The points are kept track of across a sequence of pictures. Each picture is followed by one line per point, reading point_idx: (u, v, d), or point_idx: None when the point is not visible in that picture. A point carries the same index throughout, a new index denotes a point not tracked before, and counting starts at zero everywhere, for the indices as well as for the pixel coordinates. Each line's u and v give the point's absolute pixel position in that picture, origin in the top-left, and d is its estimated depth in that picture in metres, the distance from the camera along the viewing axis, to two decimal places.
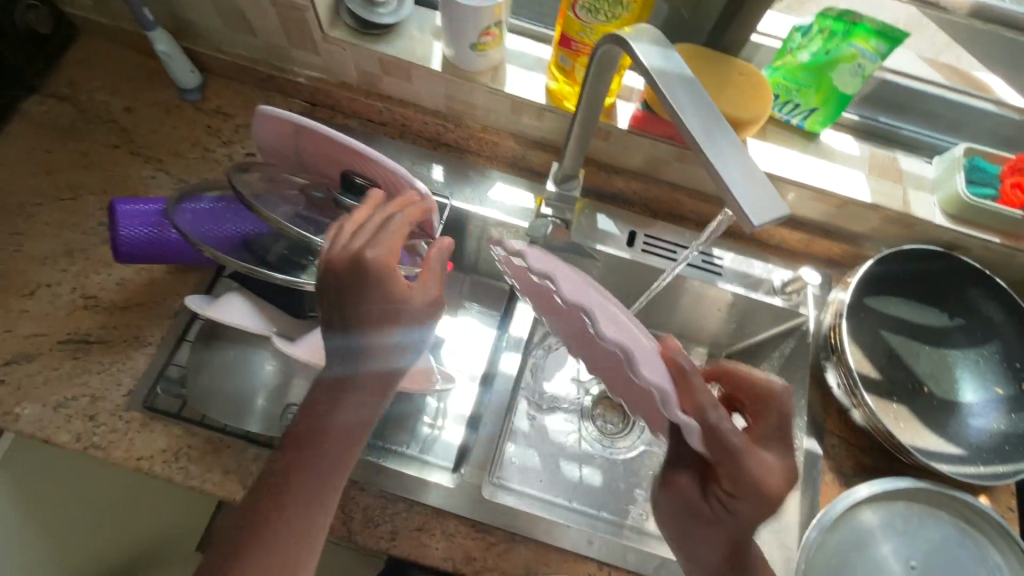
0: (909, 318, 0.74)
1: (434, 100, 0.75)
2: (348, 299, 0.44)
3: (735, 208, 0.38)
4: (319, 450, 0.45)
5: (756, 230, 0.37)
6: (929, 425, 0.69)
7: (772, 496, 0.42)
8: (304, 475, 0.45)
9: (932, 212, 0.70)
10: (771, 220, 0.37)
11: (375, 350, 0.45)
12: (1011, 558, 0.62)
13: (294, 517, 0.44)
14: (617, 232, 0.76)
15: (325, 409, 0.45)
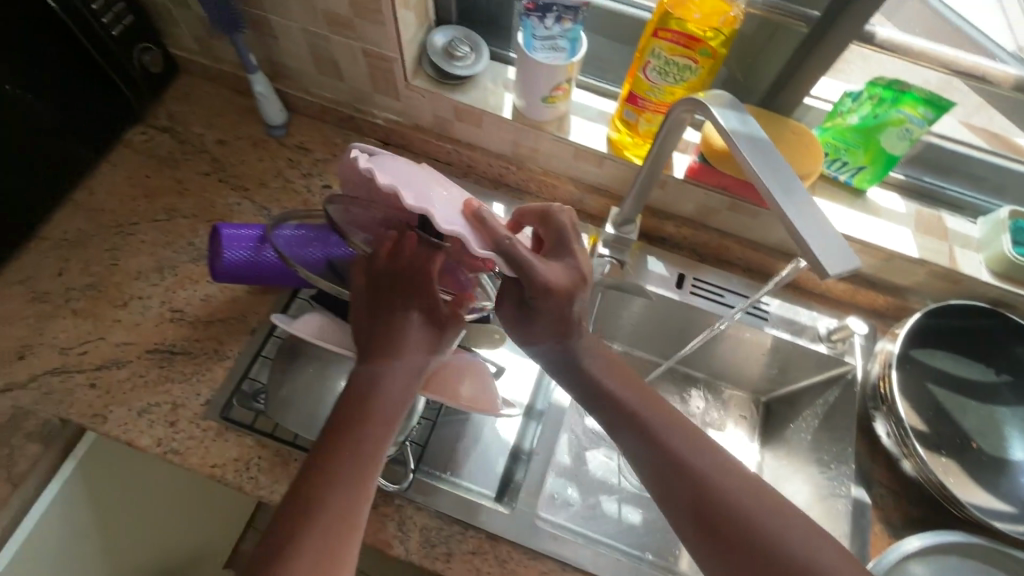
0: (956, 372, 0.75)
1: (500, 145, 0.81)
2: (388, 299, 0.52)
3: (809, 257, 0.41)
4: (360, 433, 0.48)
5: (829, 279, 0.41)
6: (978, 481, 0.70)
7: (560, 291, 0.53)
8: (345, 458, 0.47)
9: (979, 270, 0.72)
10: (842, 271, 0.41)
11: (411, 346, 0.51)
12: None
13: (334, 510, 0.46)
14: (666, 274, 0.80)
15: (365, 397, 0.49)
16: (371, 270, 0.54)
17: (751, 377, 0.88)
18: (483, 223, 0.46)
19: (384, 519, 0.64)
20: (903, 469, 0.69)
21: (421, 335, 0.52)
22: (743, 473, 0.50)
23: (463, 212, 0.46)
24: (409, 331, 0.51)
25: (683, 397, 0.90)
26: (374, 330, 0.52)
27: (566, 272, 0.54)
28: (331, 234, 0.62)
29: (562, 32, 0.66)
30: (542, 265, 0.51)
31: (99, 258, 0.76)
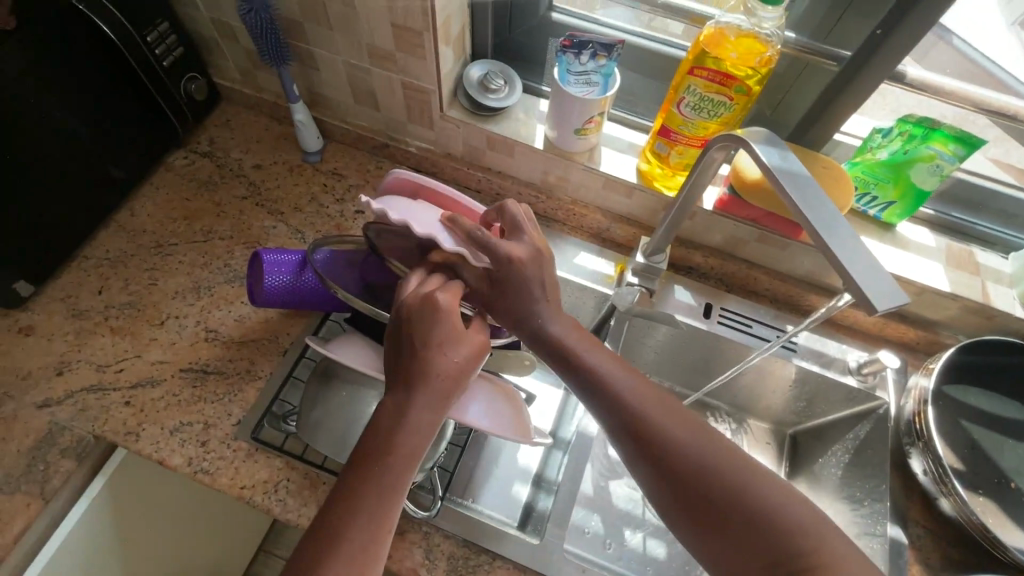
0: (992, 410, 0.74)
1: (531, 174, 0.83)
2: (415, 333, 0.49)
3: (857, 294, 0.42)
4: (382, 466, 0.46)
5: (876, 316, 0.41)
6: (1018, 523, 0.68)
7: (518, 261, 0.54)
8: (366, 492, 0.46)
9: (1012, 305, 0.72)
10: (890, 306, 0.41)
11: (437, 384, 0.48)
12: None
13: (357, 534, 0.44)
14: (694, 303, 0.80)
15: (389, 428, 0.47)
16: (400, 302, 0.51)
17: (777, 409, 0.88)
18: (454, 223, 0.53)
19: (411, 546, 0.63)
20: (941, 507, 0.67)
21: (447, 373, 0.49)
22: (749, 465, 0.48)
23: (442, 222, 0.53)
24: (438, 367, 0.48)
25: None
26: (401, 363, 0.49)
27: (526, 250, 0.56)
28: (370, 255, 0.64)
29: (596, 67, 0.69)
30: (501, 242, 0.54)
31: (138, 278, 0.78)
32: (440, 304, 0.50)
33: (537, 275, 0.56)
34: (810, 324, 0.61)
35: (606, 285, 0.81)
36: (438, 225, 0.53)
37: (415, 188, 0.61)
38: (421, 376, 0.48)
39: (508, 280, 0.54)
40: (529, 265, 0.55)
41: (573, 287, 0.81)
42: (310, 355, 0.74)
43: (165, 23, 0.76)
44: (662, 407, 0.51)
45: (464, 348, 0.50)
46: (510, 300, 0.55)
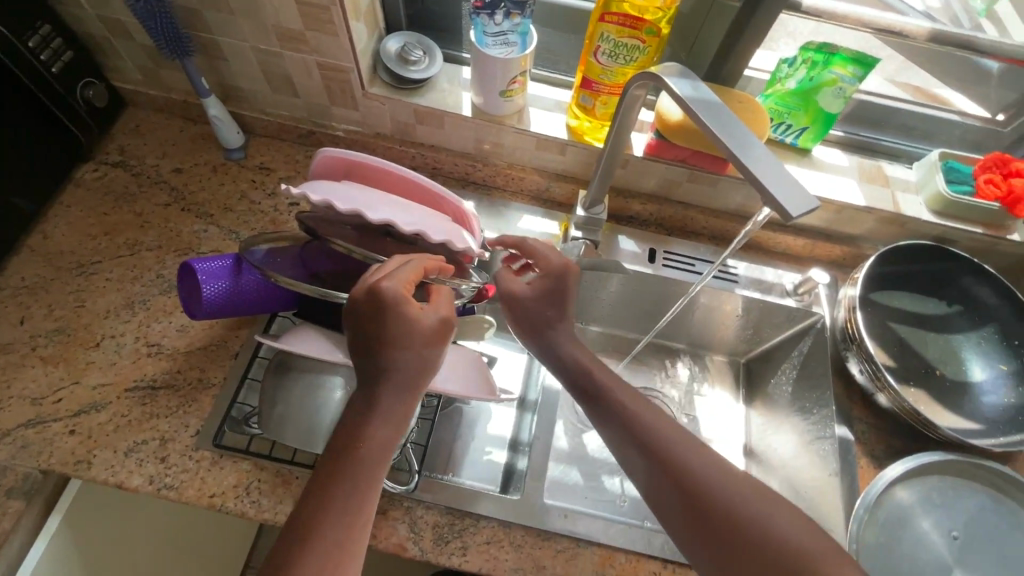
0: (912, 309, 0.80)
1: (464, 144, 0.83)
2: (372, 331, 0.49)
3: (773, 203, 0.44)
4: (354, 459, 0.46)
5: (792, 220, 0.43)
6: (947, 406, 0.74)
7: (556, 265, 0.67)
8: (340, 486, 0.45)
9: (920, 209, 0.78)
10: (802, 213, 0.43)
11: (400, 379, 0.49)
12: None
13: (332, 530, 0.44)
14: (637, 250, 0.84)
15: (357, 424, 0.48)
16: (347, 303, 0.49)
17: (728, 341, 0.93)
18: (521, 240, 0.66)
19: (395, 522, 0.63)
20: (879, 402, 0.73)
21: (410, 361, 0.49)
22: (762, 490, 0.50)
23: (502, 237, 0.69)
24: (399, 365, 0.48)
25: (669, 369, 0.95)
26: (365, 361, 0.49)
27: (551, 274, 0.67)
28: (309, 243, 0.64)
29: (511, 27, 0.68)
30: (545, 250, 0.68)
31: (63, 302, 0.73)
32: (387, 295, 0.48)
33: (558, 298, 0.67)
34: (739, 245, 0.60)
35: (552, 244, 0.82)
36: (357, 198, 0.56)
37: (349, 167, 0.64)
38: (383, 373, 0.48)
39: (529, 304, 0.68)
40: (552, 292, 0.67)
41: None
42: (264, 354, 0.72)
43: (47, 25, 0.71)
44: (674, 437, 0.54)
45: (430, 329, 0.50)
46: (528, 314, 0.68)
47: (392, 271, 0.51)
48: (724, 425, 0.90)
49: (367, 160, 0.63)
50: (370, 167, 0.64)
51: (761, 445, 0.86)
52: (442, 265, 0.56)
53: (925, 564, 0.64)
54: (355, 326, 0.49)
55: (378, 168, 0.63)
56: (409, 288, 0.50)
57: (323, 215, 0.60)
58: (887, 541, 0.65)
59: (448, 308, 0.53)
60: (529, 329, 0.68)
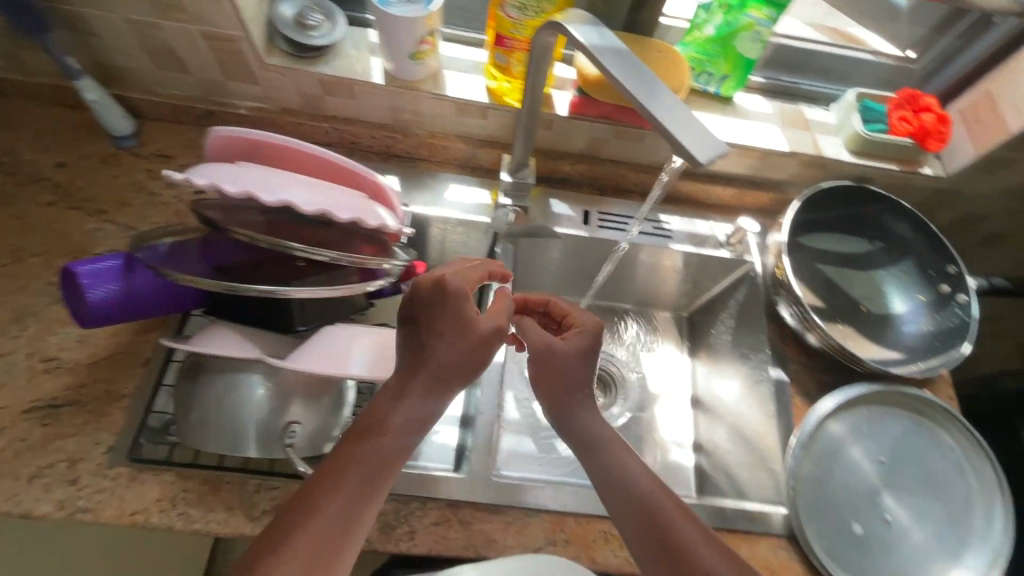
0: (837, 249, 0.83)
1: (379, 114, 0.78)
2: (427, 321, 0.50)
3: (682, 150, 0.42)
4: (377, 444, 0.47)
5: (703, 166, 0.42)
6: (873, 339, 0.77)
7: (591, 325, 0.63)
8: (356, 466, 0.46)
9: (839, 150, 0.79)
10: (711, 158, 0.42)
11: (435, 374, 0.50)
12: (958, 437, 0.70)
13: (336, 511, 0.44)
14: (571, 214, 0.82)
15: (386, 409, 0.49)
16: (411, 285, 0.51)
17: (671, 296, 0.94)
18: (544, 298, 0.67)
19: None
20: (809, 342, 0.75)
21: (451, 357, 0.50)
22: (734, 558, 0.49)
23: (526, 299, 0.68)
24: (440, 357, 0.49)
25: (617, 330, 0.95)
26: (409, 350, 0.51)
27: (584, 330, 0.63)
28: (212, 235, 0.59)
29: None
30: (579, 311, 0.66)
31: None
32: (450, 286, 0.50)
33: (592, 359, 0.62)
34: (656, 197, 0.61)
35: (485, 214, 0.79)
36: (252, 180, 0.51)
37: (253, 146, 0.60)
38: (421, 364, 0.50)
39: (565, 360, 0.60)
40: (587, 349, 0.61)
41: (451, 223, 0.79)
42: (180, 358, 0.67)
43: None
44: (670, 501, 0.53)
45: (485, 330, 0.51)
46: (561, 371, 0.60)
47: (460, 270, 0.54)
48: (671, 378, 0.92)
49: (269, 139, 0.59)
50: (275, 145, 0.60)
51: (707, 394, 0.88)
52: (500, 272, 0.60)
53: (856, 490, 0.68)
54: (411, 311, 0.51)
55: (285, 147, 0.60)
56: (471, 288, 0.52)
57: (226, 202, 0.57)
58: (820, 472, 0.68)
59: (504, 321, 0.54)
60: (550, 388, 0.60)
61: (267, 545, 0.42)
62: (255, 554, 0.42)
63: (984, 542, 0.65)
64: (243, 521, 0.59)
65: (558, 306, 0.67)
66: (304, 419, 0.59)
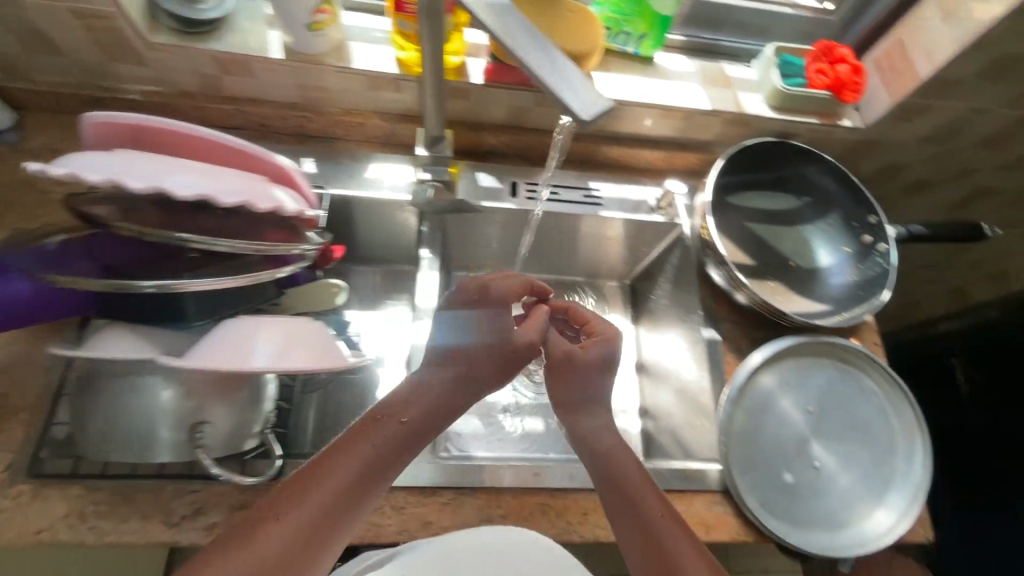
0: (765, 207, 0.83)
1: (286, 92, 0.73)
2: (470, 321, 0.60)
3: (567, 108, 0.40)
4: (393, 429, 0.51)
5: (589, 124, 0.40)
6: (800, 293, 0.78)
7: (609, 335, 0.63)
8: (369, 445, 0.49)
9: (761, 107, 0.78)
10: (598, 114, 0.40)
11: (461, 372, 0.56)
12: (878, 380, 0.72)
13: (342, 484, 0.47)
14: (500, 186, 0.79)
15: (406, 400, 0.54)
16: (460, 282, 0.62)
17: (611, 265, 0.93)
18: (565, 304, 0.67)
19: None
20: (739, 300, 0.76)
21: (480, 357, 0.57)
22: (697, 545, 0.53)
23: (558, 305, 0.67)
24: (471, 354, 0.57)
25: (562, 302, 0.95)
26: (448, 347, 0.58)
27: (603, 340, 0.63)
28: (99, 232, 0.54)
29: None
30: (601, 320, 0.66)
31: None
32: (493, 292, 0.60)
33: (608, 369, 0.62)
34: (558, 158, 0.60)
35: (404, 190, 0.76)
36: (121, 167, 0.46)
37: (137, 131, 0.55)
38: (454, 357, 0.57)
39: (582, 368, 0.61)
40: (605, 359, 0.62)
41: (373, 204, 0.76)
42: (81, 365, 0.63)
43: None
44: (647, 487, 0.56)
45: (517, 344, 0.58)
46: (577, 381, 0.61)
47: (506, 277, 0.63)
48: None
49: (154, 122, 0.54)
50: (165, 126, 0.55)
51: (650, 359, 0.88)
52: (541, 287, 0.65)
53: (785, 440, 0.69)
54: (457, 308, 0.60)
55: (174, 130, 0.55)
56: (511, 296, 0.61)
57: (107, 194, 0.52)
58: (751, 426, 0.69)
59: (537, 332, 0.59)
60: (561, 393, 0.61)
61: (274, 506, 0.45)
62: (258, 513, 0.44)
63: (905, 482, 0.68)
64: (161, 528, 0.57)
65: (581, 312, 0.66)
66: (217, 418, 0.56)
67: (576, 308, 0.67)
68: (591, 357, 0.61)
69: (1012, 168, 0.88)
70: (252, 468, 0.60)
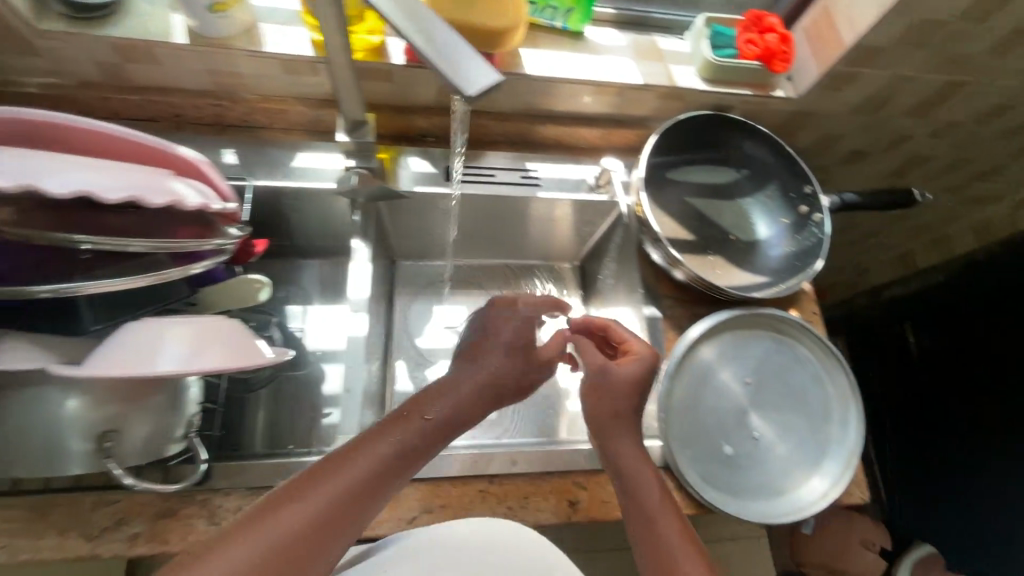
0: (704, 181, 0.83)
1: (198, 79, 0.70)
2: (494, 339, 0.59)
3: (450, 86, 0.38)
4: (422, 426, 0.49)
5: (474, 101, 0.38)
6: (739, 266, 0.79)
7: (646, 355, 0.60)
8: (396, 440, 0.48)
9: (693, 80, 0.77)
10: (484, 89, 0.38)
11: (485, 381, 0.55)
12: (812, 348, 0.73)
13: (365, 475, 0.45)
14: (433, 169, 0.77)
15: (437, 402, 0.52)
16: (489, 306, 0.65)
17: (562, 246, 0.93)
18: (605, 321, 0.66)
19: (190, 520, 0.57)
20: (678, 277, 0.76)
21: (505, 367, 0.56)
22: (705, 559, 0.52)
23: (597, 322, 0.67)
24: (493, 367, 0.56)
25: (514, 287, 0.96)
26: (472, 356, 0.58)
27: (639, 358, 0.60)
28: None
29: None
30: (638, 341, 0.62)
31: None
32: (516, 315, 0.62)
33: (644, 389, 0.59)
34: (462, 133, 0.59)
35: (330, 177, 0.73)
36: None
37: (30, 127, 0.48)
38: (478, 367, 0.56)
39: (618, 387, 0.59)
40: (640, 381, 0.59)
41: (301, 194, 0.73)
42: None
43: None
44: (661, 498, 0.55)
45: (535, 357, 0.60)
46: (608, 398, 0.59)
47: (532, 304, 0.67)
48: None
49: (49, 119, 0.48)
50: (60, 121, 0.49)
51: None
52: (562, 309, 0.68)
53: (723, 411, 0.70)
54: (480, 328, 0.61)
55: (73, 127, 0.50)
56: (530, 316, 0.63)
57: None
58: (690, 398, 0.69)
59: (552, 351, 0.63)
60: (595, 412, 0.59)
61: (292, 493, 0.42)
62: (270, 502, 0.41)
63: (838, 448, 0.69)
64: (81, 541, 0.55)
65: (618, 332, 0.64)
66: (131, 426, 0.54)
67: (615, 325, 0.65)
68: (628, 377, 0.59)
69: (944, 133, 0.89)
70: (175, 474, 0.58)
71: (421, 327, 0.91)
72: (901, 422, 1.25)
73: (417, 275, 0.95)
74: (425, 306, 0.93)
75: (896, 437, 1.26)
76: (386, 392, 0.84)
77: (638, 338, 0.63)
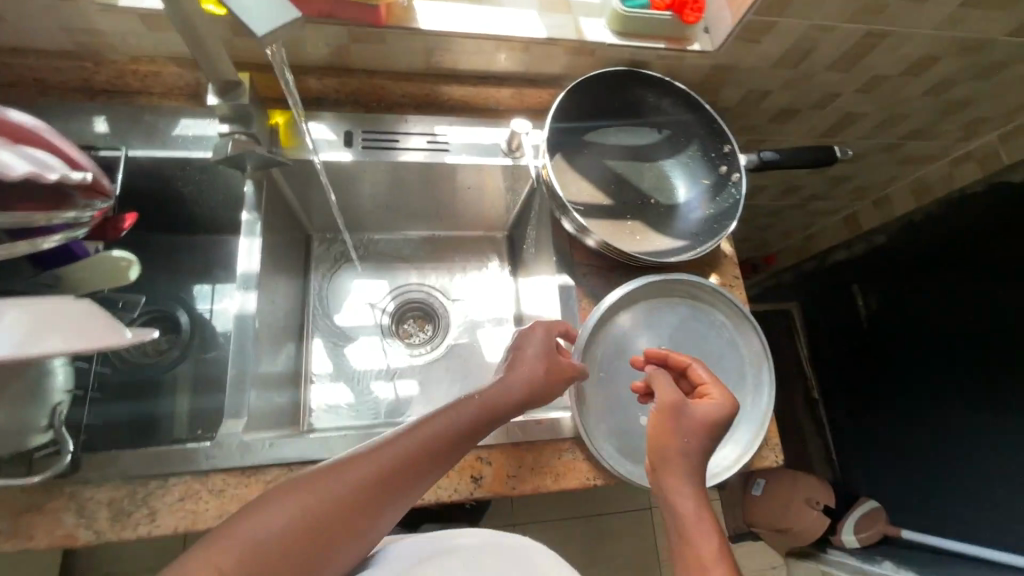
0: (626, 143, 0.80)
1: (54, 39, 0.63)
2: (525, 351, 0.60)
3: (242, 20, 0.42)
4: (464, 421, 0.52)
5: (265, 41, 0.43)
6: (657, 230, 0.76)
7: (728, 404, 0.56)
8: (439, 433, 0.50)
9: (603, 33, 0.73)
10: (274, 30, 0.42)
11: (519, 385, 0.57)
12: (727, 311, 0.72)
13: (407, 462, 0.47)
14: (333, 135, 0.73)
15: (482, 399, 0.54)
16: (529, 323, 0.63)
17: (489, 215, 0.90)
18: (686, 360, 0.62)
19: (58, 514, 0.54)
20: (591, 245, 0.73)
21: (534, 377, 0.58)
22: None
23: (661, 357, 0.64)
24: (526, 370, 0.58)
25: (439, 260, 0.93)
26: (511, 364, 0.59)
27: (718, 403, 0.56)
28: None
29: None
30: (717, 384, 0.58)
31: None
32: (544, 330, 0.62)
33: (718, 433, 0.56)
34: (287, 82, 0.58)
35: (203, 148, 0.68)
36: None
37: None
38: (513, 372, 0.58)
39: (689, 424, 0.55)
40: (714, 423, 0.55)
41: (183, 165, 0.68)
42: None
43: None
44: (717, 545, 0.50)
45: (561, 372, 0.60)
46: (679, 433, 0.54)
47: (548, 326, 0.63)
48: (489, 300, 0.91)
49: None
50: None
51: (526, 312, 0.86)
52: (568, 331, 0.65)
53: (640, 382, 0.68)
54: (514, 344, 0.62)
55: None
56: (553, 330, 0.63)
57: None
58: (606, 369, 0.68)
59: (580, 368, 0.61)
60: (660, 445, 0.54)
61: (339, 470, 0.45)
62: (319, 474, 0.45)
63: (752, 416, 0.68)
64: None
65: (699, 373, 0.60)
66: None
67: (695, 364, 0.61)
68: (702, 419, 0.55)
69: (871, 89, 0.86)
70: (41, 464, 0.55)
71: (341, 303, 0.87)
72: (886, 385, 1.26)
73: (336, 248, 0.90)
74: (345, 282, 0.89)
75: (883, 400, 1.27)
76: (303, 372, 0.81)
77: (718, 380, 0.59)
